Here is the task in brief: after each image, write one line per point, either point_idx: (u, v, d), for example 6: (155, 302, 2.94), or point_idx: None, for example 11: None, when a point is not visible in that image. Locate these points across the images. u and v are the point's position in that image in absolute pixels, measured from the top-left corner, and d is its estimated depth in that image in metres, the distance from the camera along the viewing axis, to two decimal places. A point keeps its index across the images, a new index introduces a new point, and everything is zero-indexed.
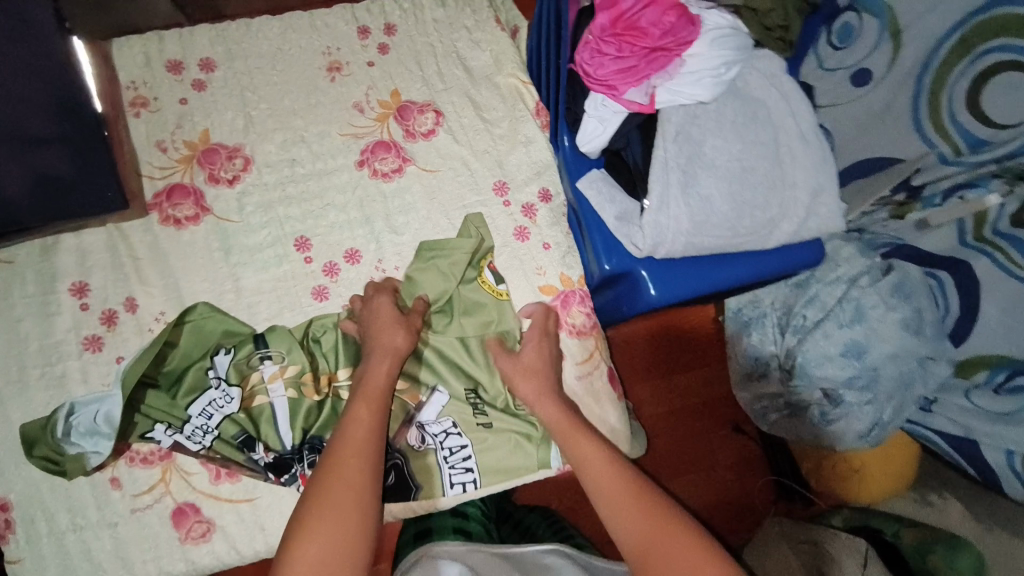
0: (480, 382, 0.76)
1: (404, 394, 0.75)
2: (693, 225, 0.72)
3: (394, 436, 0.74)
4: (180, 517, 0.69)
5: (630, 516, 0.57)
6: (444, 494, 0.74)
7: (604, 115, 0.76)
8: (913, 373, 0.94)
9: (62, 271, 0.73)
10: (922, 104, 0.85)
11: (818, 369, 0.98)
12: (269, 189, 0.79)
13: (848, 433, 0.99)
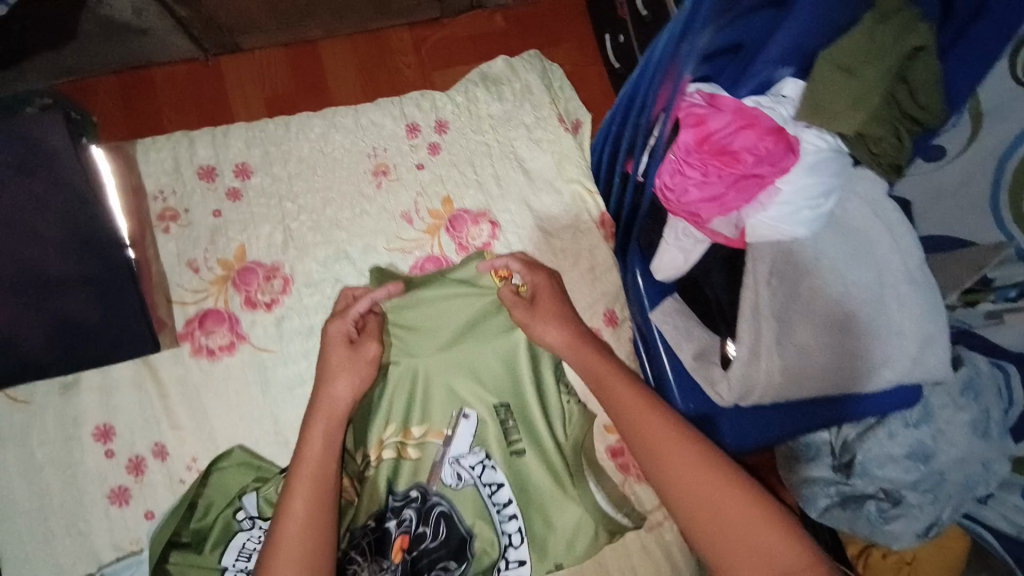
0: (508, 402, 0.67)
1: (428, 432, 0.65)
2: (788, 380, 0.64)
3: (425, 480, 0.64)
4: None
5: (659, 453, 0.54)
6: (498, 550, 0.63)
7: (686, 246, 0.69)
8: (977, 476, 0.73)
9: (84, 412, 0.66)
10: (1004, 192, 0.68)
11: (882, 469, 0.74)
12: (311, 314, 0.72)
13: (909, 535, 0.73)
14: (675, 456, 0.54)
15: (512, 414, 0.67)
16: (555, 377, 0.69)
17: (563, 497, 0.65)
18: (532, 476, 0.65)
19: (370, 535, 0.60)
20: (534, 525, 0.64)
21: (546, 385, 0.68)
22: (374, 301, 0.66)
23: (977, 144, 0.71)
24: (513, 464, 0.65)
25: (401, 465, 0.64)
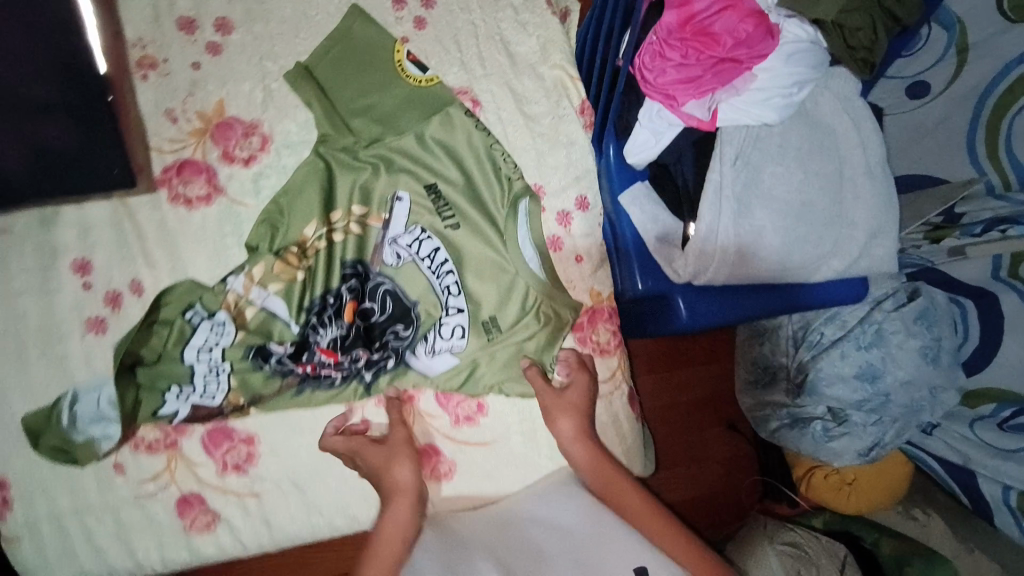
0: (437, 183, 0.75)
1: (369, 218, 0.74)
2: (739, 258, 0.68)
3: (369, 260, 0.73)
4: (190, 500, 0.70)
5: (651, 530, 0.65)
6: (439, 304, 0.74)
7: (658, 128, 0.70)
8: (925, 398, 1.08)
9: (63, 245, 0.69)
10: (981, 130, 0.96)
11: (829, 388, 1.12)
12: (288, 173, 0.73)
13: (849, 450, 1.12)
14: (651, 526, 0.66)
15: (443, 193, 0.75)
16: (487, 172, 0.76)
17: (503, 281, 0.74)
18: (471, 254, 0.75)
19: (334, 310, 0.71)
20: (475, 305, 0.74)
21: (473, 175, 0.76)
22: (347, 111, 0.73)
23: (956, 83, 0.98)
24: (452, 245, 0.75)
25: (349, 241, 0.73)
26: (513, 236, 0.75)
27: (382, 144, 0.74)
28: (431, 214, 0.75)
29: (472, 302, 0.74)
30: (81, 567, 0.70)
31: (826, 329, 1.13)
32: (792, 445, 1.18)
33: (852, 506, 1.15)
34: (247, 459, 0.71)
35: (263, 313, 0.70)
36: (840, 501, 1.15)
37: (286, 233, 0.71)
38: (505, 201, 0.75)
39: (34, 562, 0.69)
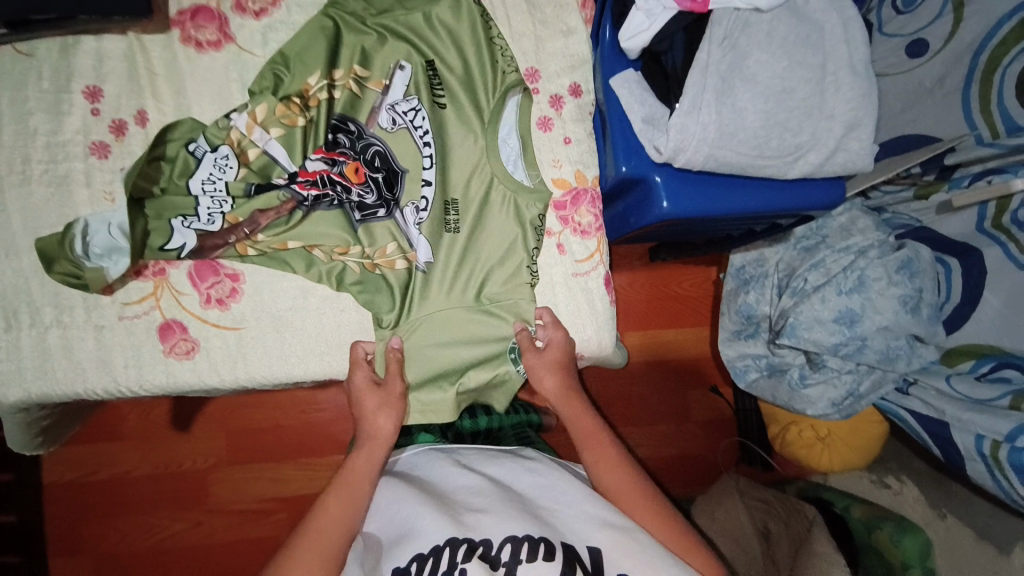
0: (435, 65, 0.78)
1: (369, 82, 0.76)
2: (721, 135, 0.70)
3: (366, 122, 0.76)
4: (174, 329, 0.71)
5: (588, 441, 0.69)
6: (426, 171, 0.76)
7: (652, 9, 0.72)
8: (899, 349, 1.08)
9: (78, 72, 0.72)
10: (974, 86, 0.91)
11: (807, 331, 1.11)
12: (296, 29, 0.76)
13: (823, 398, 1.17)
14: (615, 472, 0.66)
15: (440, 76, 0.78)
16: (483, 57, 0.78)
17: (476, 174, 0.77)
18: (455, 141, 0.77)
19: (322, 152, 0.74)
20: (454, 188, 0.76)
21: (471, 60, 0.78)
22: None
23: (955, 38, 0.93)
24: (441, 123, 0.77)
25: (345, 97, 0.75)
26: (495, 126, 0.77)
27: (390, 17, 0.76)
28: (427, 88, 0.77)
29: (450, 187, 0.76)
30: (55, 382, 0.69)
31: (809, 275, 1.13)
32: (768, 395, 1.25)
33: (824, 462, 1.25)
34: (231, 294, 0.72)
35: (314, 220, 0.74)
36: (813, 457, 1.24)
37: (289, 83, 0.74)
38: (496, 92, 0.77)
39: (3, 375, 0.68)
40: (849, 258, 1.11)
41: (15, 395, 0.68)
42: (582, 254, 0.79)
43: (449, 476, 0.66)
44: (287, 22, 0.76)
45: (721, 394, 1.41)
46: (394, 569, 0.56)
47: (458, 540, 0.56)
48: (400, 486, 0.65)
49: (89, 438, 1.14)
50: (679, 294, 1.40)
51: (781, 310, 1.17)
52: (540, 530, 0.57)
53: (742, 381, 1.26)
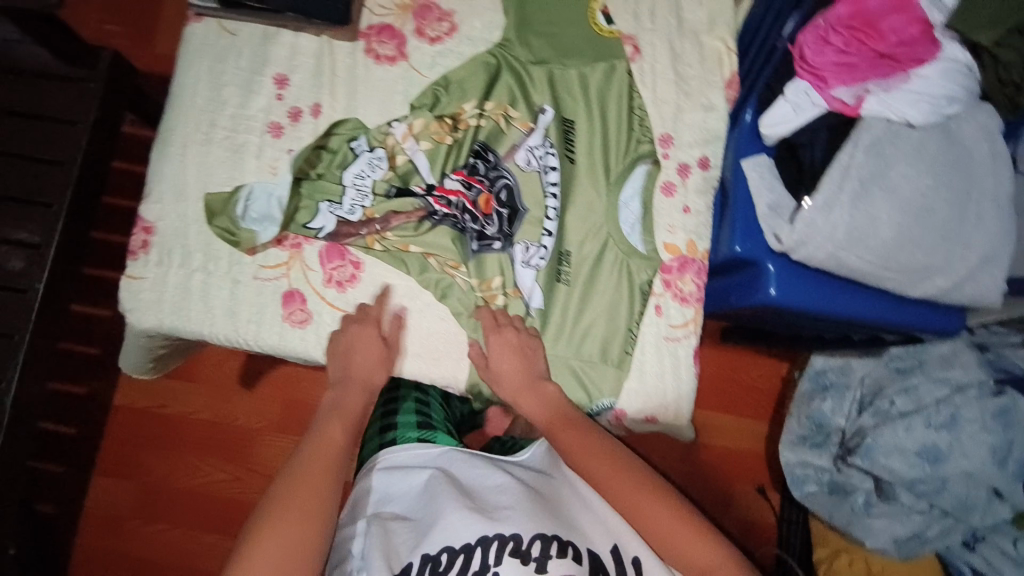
0: (574, 121, 0.82)
1: (516, 120, 0.82)
2: (848, 239, 0.70)
3: (503, 155, 0.81)
4: (294, 298, 0.78)
5: (611, 480, 0.67)
6: (545, 214, 0.80)
7: (801, 103, 0.74)
8: (976, 501, 1.04)
9: (272, 59, 0.81)
10: None
11: (884, 457, 1.07)
12: (462, 59, 0.83)
13: (886, 532, 1.08)
14: (624, 492, 0.66)
15: (574, 129, 0.82)
16: (621, 122, 0.82)
17: (590, 228, 0.81)
18: (579, 191, 0.81)
19: (461, 175, 0.80)
20: (571, 233, 0.81)
21: (610, 118, 0.82)
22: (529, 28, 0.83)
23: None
24: (569, 171, 0.81)
25: (490, 128, 0.81)
26: (619, 188, 0.81)
27: (547, 66, 0.83)
28: (564, 136, 0.82)
29: (564, 232, 0.80)
30: (187, 320, 0.77)
31: (897, 397, 1.09)
32: (824, 512, 1.15)
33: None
34: (349, 279, 0.78)
35: (437, 231, 0.79)
36: None
37: (446, 105, 0.81)
38: (627, 158, 0.82)
39: (144, 304, 0.77)
40: (944, 391, 1.07)
41: (150, 322, 0.77)
42: (680, 321, 0.80)
43: (463, 469, 0.72)
44: (455, 53, 0.83)
45: (767, 494, 1.34)
46: (422, 556, 0.63)
47: (489, 538, 0.62)
48: (431, 477, 0.71)
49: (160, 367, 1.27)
50: (746, 382, 1.36)
51: (858, 428, 1.13)
52: (568, 533, 0.63)
53: (797, 490, 1.16)
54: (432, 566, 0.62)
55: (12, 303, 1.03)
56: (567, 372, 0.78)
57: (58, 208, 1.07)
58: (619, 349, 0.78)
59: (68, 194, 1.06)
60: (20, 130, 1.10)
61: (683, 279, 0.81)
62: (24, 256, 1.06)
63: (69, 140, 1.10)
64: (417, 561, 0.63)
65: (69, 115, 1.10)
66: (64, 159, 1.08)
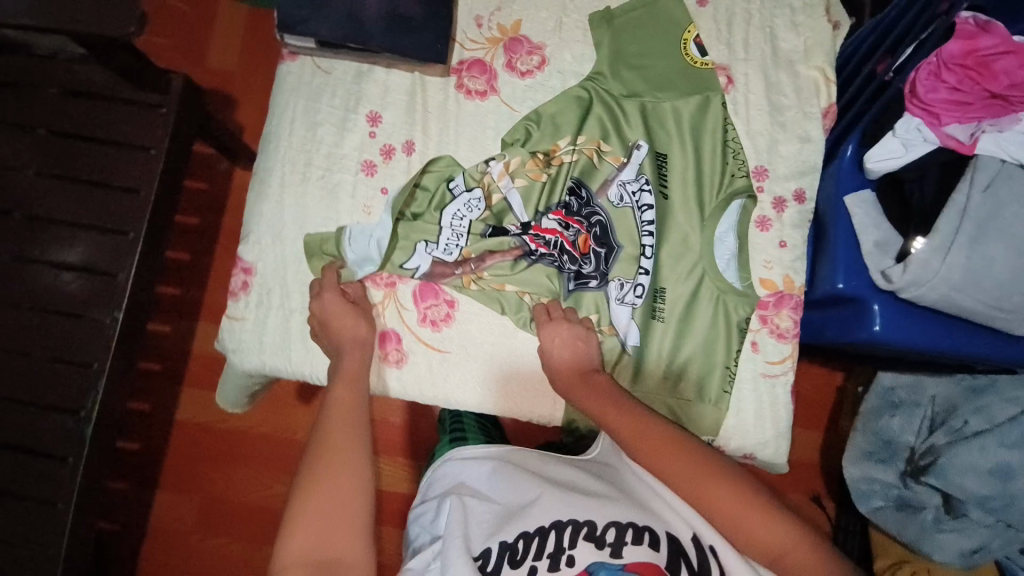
0: (667, 155, 0.82)
1: (608, 155, 0.81)
2: (964, 282, 0.69)
3: (595, 190, 0.81)
4: (326, 292, 0.76)
5: (667, 466, 0.63)
6: (641, 252, 0.80)
7: (911, 140, 0.73)
8: None
9: (366, 97, 0.81)
10: None
11: (959, 477, 1.03)
12: (554, 94, 0.82)
13: (953, 547, 1.03)
14: (691, 481, 0.62)
15: (668, 164, 0.81)
16: (716, 155, 0.81)
17: (685, 265, 0.80)
18: (673, 227, 0.81)
19: (558, 215, 0.80)
20: (667, 271, 0.80)
21: (704, 152, 0.81)
22: (620, 58, 0.82)
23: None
24: (664, 206, 0.81)
25: (584, 164, 0.81)
26: (714, 223, 0.80)
27: (639, 99, 0.82)
28: (658, 171, 0.81)
29: (660, 270, 0.80)
30: (289, 359, 0.79)
31: (971, 418, 1.05)
32: (892, 529, 1.10)
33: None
34: (444, 318, 0.79)
35: (528, 269, 0.79)
36: None
37: (539, 140, 0.81)
38: (721, 192, 0.80)
39: (246, 344, 0.79)
40: (1017, 411, 1.02)
41: (253, 363, 0.79)
42: (775, 357, 0.80)
43: (533, 462, 0.78)
44: (545, 87, 0.83)
45: (823, 505, 1.33)
46: (502, 543, 0.67)
47: (563, 523, 0.66)
48: (511, 473, 0.76)
49: (194, 381, 1.29)
50: (805, 397, 1.35)
51: (930, 447, 1.08)
52: (645, 519, 0.65)
53: (863, 506, 1.12)
54: (510, 554, 0.65)
55: (86, 331, 0.97)
56: (662, 410, 0.78)
57: (132, 239, 0.99)
58: (718, 388, 0.78)
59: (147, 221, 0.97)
60: (91, 156, 1.02)
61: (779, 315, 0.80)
62: (84, 279, 0.99)
63: (142, 168, 1.01)
64: (495, 549, 0.66)
65: (140, 141, 1.02)
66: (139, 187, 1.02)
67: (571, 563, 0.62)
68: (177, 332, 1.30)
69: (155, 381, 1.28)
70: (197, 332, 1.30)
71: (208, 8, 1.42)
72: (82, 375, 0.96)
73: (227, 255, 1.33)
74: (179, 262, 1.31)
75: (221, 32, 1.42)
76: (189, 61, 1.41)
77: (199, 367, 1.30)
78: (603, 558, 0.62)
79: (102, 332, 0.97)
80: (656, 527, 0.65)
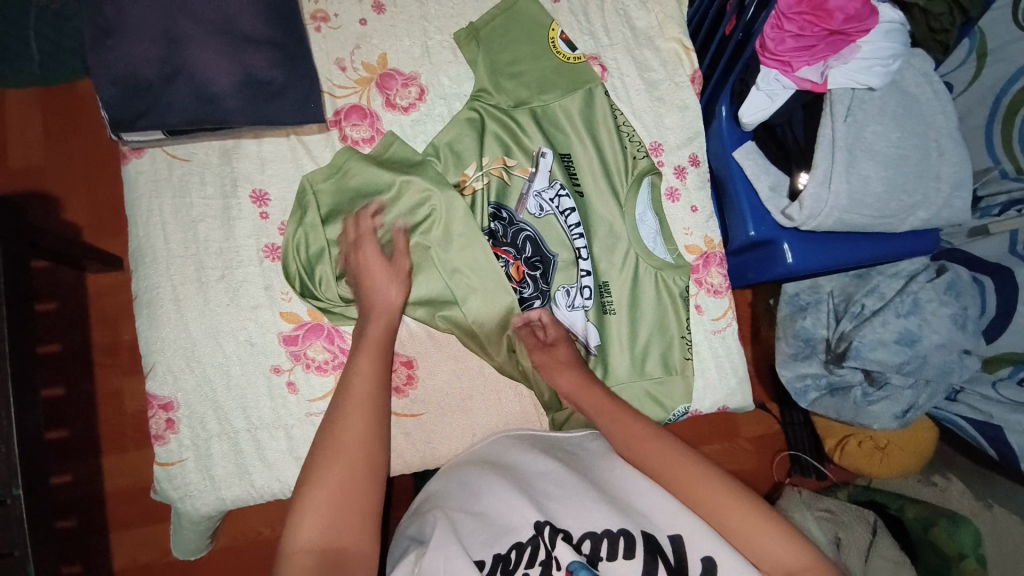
0: (571, 154, 0.83)
1: (516, 169, 0.80)
2: (849, 203, 0.78)
3: (515, 207, 0.80)
4: (366, 244, 0.70)
5: (671, 468, 0.62)
6: (574, 255, 0.81)
7: (774, 90, 0.81)
8: (953, 363, 1.06)
9: (243, 176, 0.73)
10: (996, 125, 1.00)
11: (872, 353, 1.07)
12: (444, 121, 0.80)
13: (888, 413, 1.09)
14: (688, 483, 0.61)
15: (574, 163, 0.83)
16: (615, 142, 0.83)
17: (619, 255, 0.83)
18: (598, 221, 0.83)
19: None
20: (605, 264, 0.83)
21: (603, 142, 0.83)
22: (497, 69, 0.80)
23: (976, 82, 1.02)
24: (584, 207, 0.82)
25: (498, 188, 0.80)
26: (633, 207, 0.83)
27: (528, 106, 0.81)
28: (568, 172, 0.82)
29: (598, 266, 0.83)
30: (251, 487, 0.71)
31: (867, 300, 1.09)
32: (829, 412, 1.15)
33: (883, 471, 1.21)
34: (407, 381, 0.76)
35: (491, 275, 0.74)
36: (875, 467, 1.21)
37: (442, 173, 0.78)
38: (630, 176, 0.83)
39: (194, 487, 0.70)
40: (901, 282, 1.08)
41: (209, 505, 0.70)
42: (716, 309, 0.86)
43: (512, 448, 0.70)
44: (431, 118, 0.79)
45: (769, 409, 1.37)
46: (495, 555, 0.58)
47: (542, 523, 0.58)
48: (473, 474, 0.67)
49: (122, 522, 1.07)
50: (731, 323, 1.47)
51: (841, 334, 1.11)
52: (619, 522, 0.58)
53: (803, 402, 1.14)
54: (503, 565, 0.57)
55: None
56: (641, 395, 0.81)
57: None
58: (679, 358, 0.82)
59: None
60: None
61: (703, 270, 0.86)
62: None
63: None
64: (489, 560, 0.58)
65: None
66: None
67: (556, 567, 0.54)
68: (81, 476, 1.07)
69: (77, 543, 1.05)
70: (104, 470, 1.08)
71: None
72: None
73: (109, 372, 1.09)
74: (58, 399, 1.07)
75: (6, 120, 1.09)
76: None
77: (119, 507, 1.07)
78: (582, 559, 0.54)
79: None
80: (633, 530, 0.57)
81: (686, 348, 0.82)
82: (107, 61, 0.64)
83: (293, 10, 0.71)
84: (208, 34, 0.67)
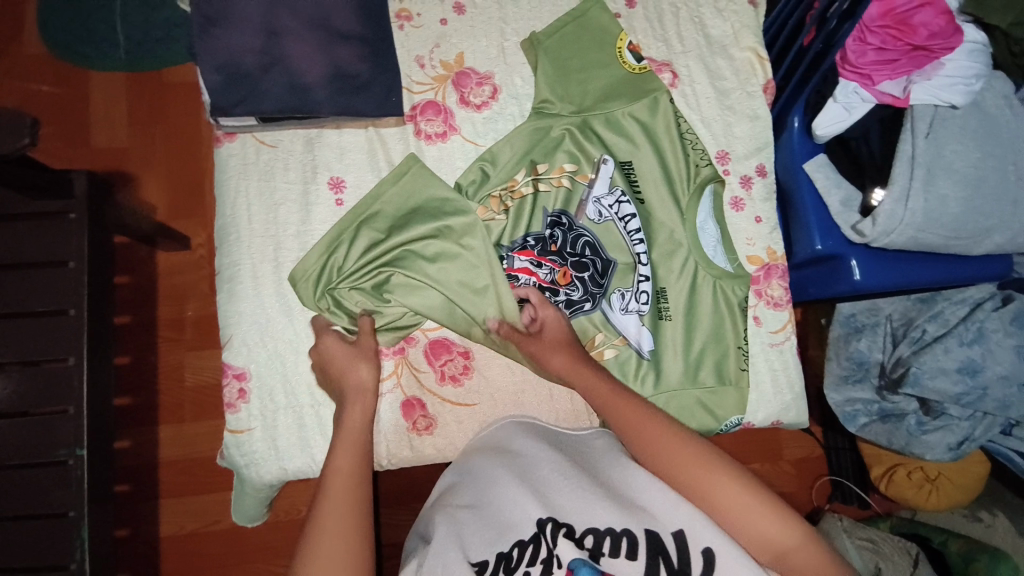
0: (632, 161, 0.83)
1: (577, 175, 0.81)
2: (924, 222, 0.76)
3: (575, 213, 0.81)
4: (327, 336, 0.72)
5: (673, 461, 0.60)
6: (633, 259, 0.82)
7: (852, 103, 0.80)
8: (1014, 397, 1.01)
9: (323, 164, 0.77)
10: None
11: (931, 380, 1.01)
12: (514, 121, 0.81)
13: (941, 444, 1.05)
14: (691, 470, 0.59)
15: (634, 170, 0.83)
16: (677, 150, 0.83)
17: (677, 262, 0.83)
18: (658, 227, 0.83)
19: (530, 254, 0.79)
20: (664, 271, 0.83)
21: (666, 150, 0.83)
22: (567, 72, 0.81)
23: None
24: (645, 212, 0.83)
25: (559, 192, 0.81)
26: (694, 214, 0.82)
27: (591, 112, 0.81)
28: (629, 180, 0.83)
29: (657, 272, 0.82)
30: (311, 461, 0.74)
31: (929, 325, 1.04)
32: (879, 440, 1.11)
33: (931, 504, 1.16)
34: (463, 371, 0.78)
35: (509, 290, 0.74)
36: (922, 499, 1.16)
37: (503, 173, 0.79)
38: (692, 185, 0.82)
39: (259, 456, 0.73)
40: (965, 310, 1.03)
41: (272, 474, 0.74)
42: (772, 321, 0.85)
43: (519, 435, 0.70)
44: (500, 118, 0.81)
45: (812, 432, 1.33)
46: (497, 554, 0.58)
47: (544, 520, 0.59)
48: (482, 464, 0.68)
49: (175, 490, 1.13)
50: None
51: (898, 358, 1.06)
52: (621, 520, 0.56)
53: (851, 427, 1.10)
54: (506, 564, 0.57)
55: (50, 479, 0.79)
56: (691, 403, 0.80)
57: (73, 363, 0.80)
58: (735, 368, 0.81)
59: (83, 348, 0.80)
60: None
61: (761, 281, 0.85)
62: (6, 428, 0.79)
63: (65, 284, 0.82)
64: (492, 558, 0.58)
65: (54, 253, 0.82)
66: (58, 310, 0.81)
67: (556, 565, 0.55)
68: (139, 443, 1.13)
69: (130, 507, 1.11)
70: (161, 438, 1.13)
71: (58, 75, 1.16)
72: (57, 528, 0.78)
73: (174, 346, 1.15)
74: (125, 367, 1.14)
75: (96, 101, 1.16)
76: (62, 144, 1.16)
77: (173, 475, 1.13)
78: (584, 556, 0.54)
79: (69, 476, 0.79)
80: (635, 529, 0.56)
81: (741, 360, 0.81)
82: (210, 50, 0.68)
83: (380, 8, 0.75)
84: (303, 30, 0.71)
